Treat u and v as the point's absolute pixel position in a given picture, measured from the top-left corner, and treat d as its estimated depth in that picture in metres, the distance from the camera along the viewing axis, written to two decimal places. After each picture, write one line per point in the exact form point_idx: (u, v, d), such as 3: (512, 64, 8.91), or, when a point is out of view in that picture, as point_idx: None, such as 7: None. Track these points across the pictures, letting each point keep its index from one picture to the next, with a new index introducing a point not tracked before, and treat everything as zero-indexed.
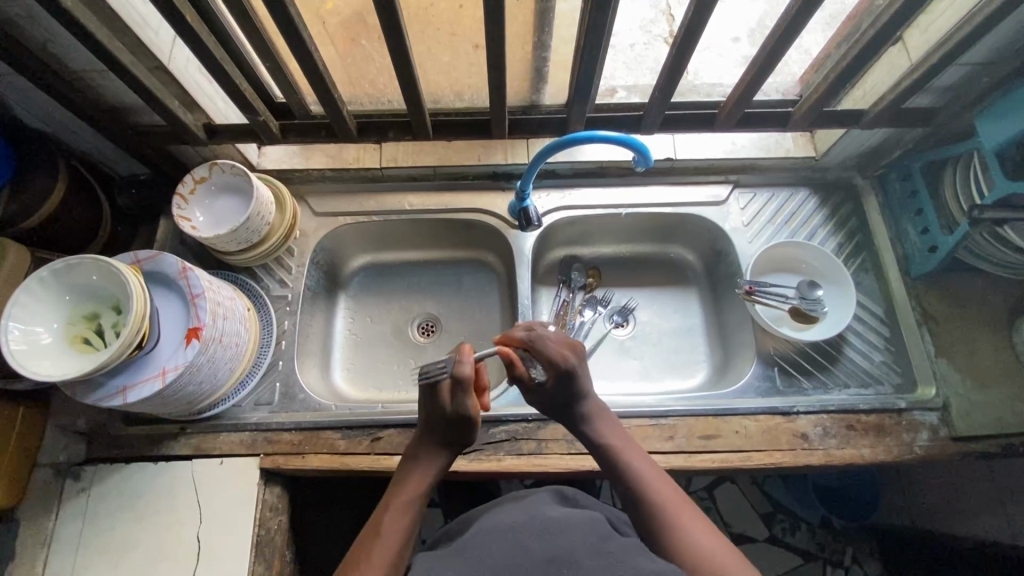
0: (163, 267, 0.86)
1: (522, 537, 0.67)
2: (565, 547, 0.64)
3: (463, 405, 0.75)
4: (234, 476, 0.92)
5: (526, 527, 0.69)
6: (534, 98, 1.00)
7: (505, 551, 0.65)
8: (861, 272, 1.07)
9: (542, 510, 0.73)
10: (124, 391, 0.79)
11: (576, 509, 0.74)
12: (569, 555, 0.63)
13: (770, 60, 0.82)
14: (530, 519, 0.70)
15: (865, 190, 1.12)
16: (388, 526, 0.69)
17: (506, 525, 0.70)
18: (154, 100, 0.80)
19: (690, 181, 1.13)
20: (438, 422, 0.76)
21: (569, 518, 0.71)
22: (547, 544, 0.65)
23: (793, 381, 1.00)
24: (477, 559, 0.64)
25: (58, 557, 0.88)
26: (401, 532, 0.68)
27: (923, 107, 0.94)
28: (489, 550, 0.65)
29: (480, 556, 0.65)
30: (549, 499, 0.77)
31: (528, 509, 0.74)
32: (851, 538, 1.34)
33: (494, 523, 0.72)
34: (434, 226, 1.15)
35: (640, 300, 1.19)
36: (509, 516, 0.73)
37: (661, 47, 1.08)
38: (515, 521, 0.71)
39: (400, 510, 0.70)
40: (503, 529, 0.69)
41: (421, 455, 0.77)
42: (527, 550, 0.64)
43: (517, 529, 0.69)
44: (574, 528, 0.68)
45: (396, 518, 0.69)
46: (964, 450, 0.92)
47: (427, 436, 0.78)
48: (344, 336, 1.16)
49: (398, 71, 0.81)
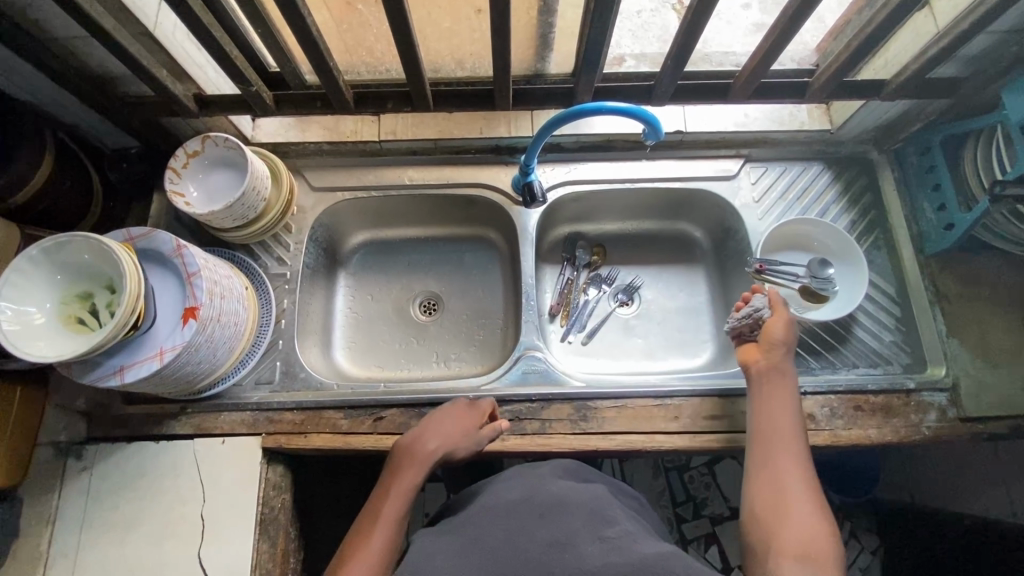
0: (157, 244, 0.84)
1: (524, 518, 0.67)
2: (567, 531, 0.64)
3: (484, 434, 0.86)
4: (237, 454, 0.91)
5: (528, 505, 0.69)
6: (539, 67, 0.96)
7: (507, 534, 0.65)
8: (874, 250, 1.05)
9: (544, 486, 0.73)
10: (121, 370, 0.78)
11: (580, 485, 0.75)
12: (571, 540, 0.63)
13: (788, 29, 0.77)
14: (532, 496, 0.70)
15: (881, 165, 1.08)
16: (385, 516, 0.75)
17: (508, 503, 0.70)
18: (140, 69, 0.76)
19: (699, 155, 1.09)
20: (456, 433, 0.83)
21: (571, 495, 0.70)
22: (549, 527, 0.65)
23: (801, 360, 0.98)
24: (480, 543, 0.64)
25: (62, 535, 0.88)
26: (393, 522, 0.74)
27: (947, 78, 0.89)
28: (492, 531, 0.65)
29: (481, 539, 0.65)
30: (555, 474, 0.77)
31: (530, 485, 0.74)
32: (850, 513, 1.35)
33: (494, 499, 0.72)
34: (436, 201, 1.12)
35: (646, 278, 1.17)
36: (512, 493, 0.72)
37: (669, 14, 1.03)
38: (514, 498, 0.71)
39: (394, 499, 0.77)
40: (505, 507, 0.69)
41: (422, 445, 0.82)
42: (529, 535, 0.64)
43: (518, 508, 0.68)
44: (573, 508, 0.68)
45: (391, 509, 0.76)
46: (972, 431, 0.91)
47: (436, 435, 0.83)
48: (345, 315, 1.14)
49: (397, 38, 0.77)
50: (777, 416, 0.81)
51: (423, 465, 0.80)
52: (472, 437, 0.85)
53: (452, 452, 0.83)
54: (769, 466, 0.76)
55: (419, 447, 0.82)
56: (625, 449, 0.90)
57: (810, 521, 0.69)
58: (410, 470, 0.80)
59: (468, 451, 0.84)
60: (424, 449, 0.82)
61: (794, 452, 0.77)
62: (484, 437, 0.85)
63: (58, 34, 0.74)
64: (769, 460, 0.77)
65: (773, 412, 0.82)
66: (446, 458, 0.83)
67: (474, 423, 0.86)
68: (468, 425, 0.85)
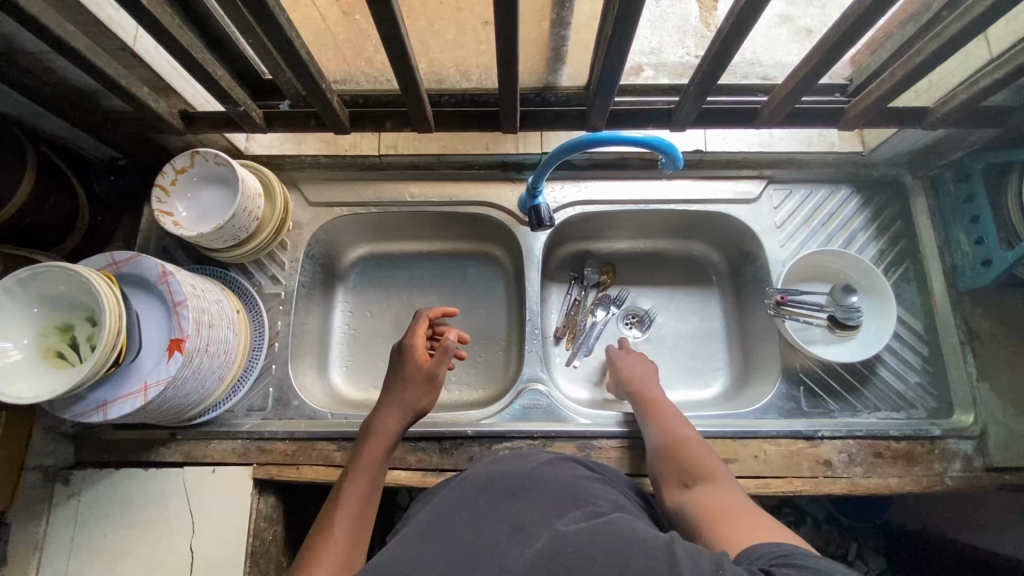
0: (141, 270, 0.79)
1: (496, 493, 0.63)
2: (537, 512, 0.59)
3: (433, 367, 0.84)
4: (226, 485, 0.88)
5: (499, 482, 0.65)
6: (550, 80, 0.89)
7: (475, 512, 0.60)
8: (902, 282, 0.98)
9: (521, 462, 0.70)
10: (103, 407, 0.74)
11: (569, 471, 0.70)
12: (539, 520, 0.58)
13: (831, 55, 0.70)
14: (508, 473, 0.67)
15: (914, 190, 1.00)
16: (349, 493, 0.74)
17: (483, 479, 0.66)
18: (119, 88, 0.71)
19: (719, 175, 1.02)
20: (407, 381, 0.84)
21: (551, 476, 0.67)
22: (520, 505, 0.60)
23: (820, 402, 0.93)
24: (445, 521, 0.60)
25: (50, 563, 0.86)
26: (360, 497, 0.74)
27: (996, 105, 0.82)
28: (461, 510, 0.61)
29: (450, 516, 0.60)
30: (535, 451, 0.75)
31: (504, 461, 0.71)
32: (857, 534, 1.24)
33: (471, 476, 0.68)
34: (437, 218, 1.07)
35: (656, 301, 1.11)
36: (486, 468, 0.69)
37: (690, 1, 0.87)
38: (488, 474, 0.67)
39: (359, 477, 0.76)
40: (476, 483, 0.65)
41: (381, 413, 0.82)
42: (498, 511, 0.60)
43: (491, 485, 0.64)
44: (550, 490, 0.64)
45: (356, 484, 0.75)
46: (999, 482, 0.86)
47: (391, 396, 0.83)
48: (342, 332, 1.10)
49: (395, 59, 0.71)
50: (666, 415, 0.83)
51: (385, 434, 0.80)
52: (423, 374, 0.84)
53: (410, 402, 0.83)
54: (663, 438, 0.79)
55: (378, 415, 0.82)
56: None
57: (716, 471, 0.71)
58: (372, 443, 0.79)
59: (428, 391, 0.84)
60: (380, 420, 0.81)
61: (686, 430, 0.80)
62: (435, 366, 0.84)
63: (32, 48, 0.68)
64: (660, 435, 0.80)
65: (661, 410, 0.85)
66: (406, 407, 0.82)
67: (419, 361, 0.85)
68: (412, 373, 0.84)
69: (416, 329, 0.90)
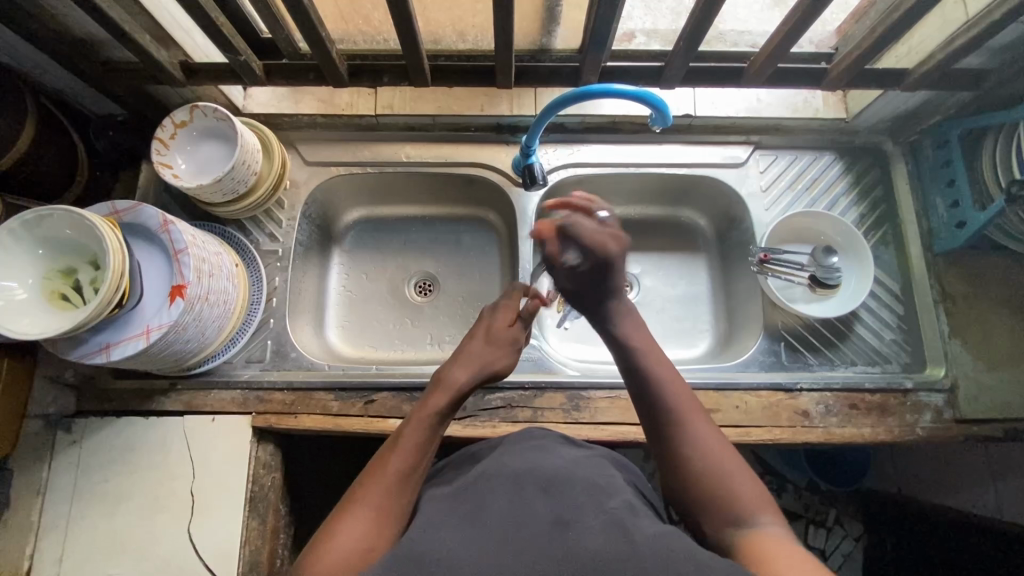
0: (142, 219, 0.81)
1: (527, 487, 0.61)
2: (575, 506, 0.57)
3: (515, 334, 0.84)
4: (226, 433, 0.91)
5: (531, 476, 0.62)
6: (544, 42, 0.91)
7: (509, 505, 0.58)
8: (881, 245, 1.02)
9: (546, 457, 0.68)
10: (107, 348, 0.76)
11: (588, 461, 0.69)
12: (577, 517, 0.56)
13: (809, 13, 0.73)
14: (535, 468, 0.64)
15: (895, 157, 1.04)
16: (406, 441, 0.67)
17: (512, 471, 0.64)
18: (120, 31, 0.72)
19: (708, 140, 1.05)
20: (488, 341, 0.82)
21: (575, 470, 0.65)
22: (557, 501, 0.58)
23: (799, 356, 0.97)
24: (476, 511, 0.58)
25: (53, 506, 0.88)
26: (416, 446, 0.67)
27: (973, 68, 0.85)
28: (493, 500, 0.59)
29: (485, 508, 0.58)
30: (561, 446, 0.73)
31: (533, 455, 0.68)
32: (836, 500, 1.28)
33: (498, 467, 0.66)
34: (433, 180, 1.09)
35: (646, 265, 1.14)
36: (513, 463, 0.66)
37: None
38: (517, 468, 0.64)
39: (418, 425, 0.69)
40: (506, 476, 0.63)
41: (454, 367, 0.78)
42: (532, 506, 0.58)
43: (521, 476, 0.63)
44: (581, 483, 0.62)
45: (415, 432, 0.68)
46: (967, 433, 0.90)
47: (466, 353, 0.80)
48: (339, 294, 1.12)
49: (393, 9, 0.73)
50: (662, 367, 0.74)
51: (453, 386, 0.75)
52: (506, 337, 0.83)
53: (487, 362, 0.80)
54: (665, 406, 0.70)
55: (449, 368, 0.78)
56: (616, 440, 0.89)
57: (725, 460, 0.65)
58: (437, 395, 0.73)
59: (507, 354, 0.83)
60: (456, 376, 0.76)
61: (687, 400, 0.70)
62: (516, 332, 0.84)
63: None
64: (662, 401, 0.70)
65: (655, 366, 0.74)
66: (481, 367, 0.79)
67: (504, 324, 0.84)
68: (497, 333, 0.83)
69: (500, 312, 0.86)
